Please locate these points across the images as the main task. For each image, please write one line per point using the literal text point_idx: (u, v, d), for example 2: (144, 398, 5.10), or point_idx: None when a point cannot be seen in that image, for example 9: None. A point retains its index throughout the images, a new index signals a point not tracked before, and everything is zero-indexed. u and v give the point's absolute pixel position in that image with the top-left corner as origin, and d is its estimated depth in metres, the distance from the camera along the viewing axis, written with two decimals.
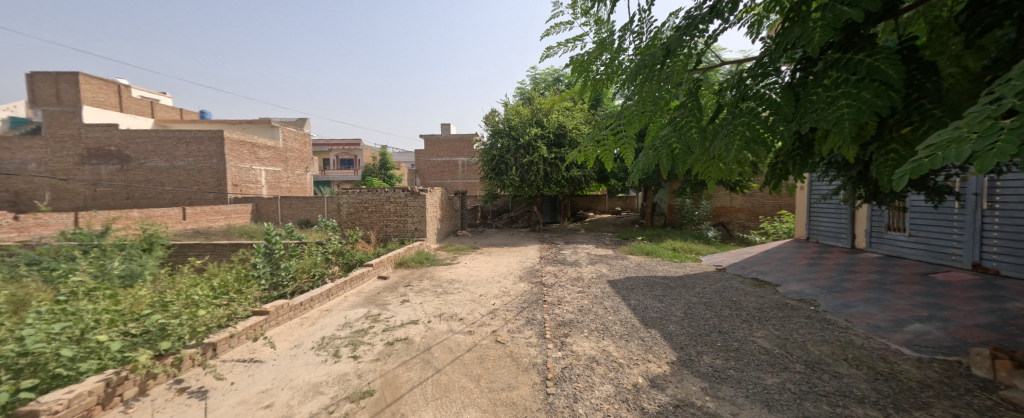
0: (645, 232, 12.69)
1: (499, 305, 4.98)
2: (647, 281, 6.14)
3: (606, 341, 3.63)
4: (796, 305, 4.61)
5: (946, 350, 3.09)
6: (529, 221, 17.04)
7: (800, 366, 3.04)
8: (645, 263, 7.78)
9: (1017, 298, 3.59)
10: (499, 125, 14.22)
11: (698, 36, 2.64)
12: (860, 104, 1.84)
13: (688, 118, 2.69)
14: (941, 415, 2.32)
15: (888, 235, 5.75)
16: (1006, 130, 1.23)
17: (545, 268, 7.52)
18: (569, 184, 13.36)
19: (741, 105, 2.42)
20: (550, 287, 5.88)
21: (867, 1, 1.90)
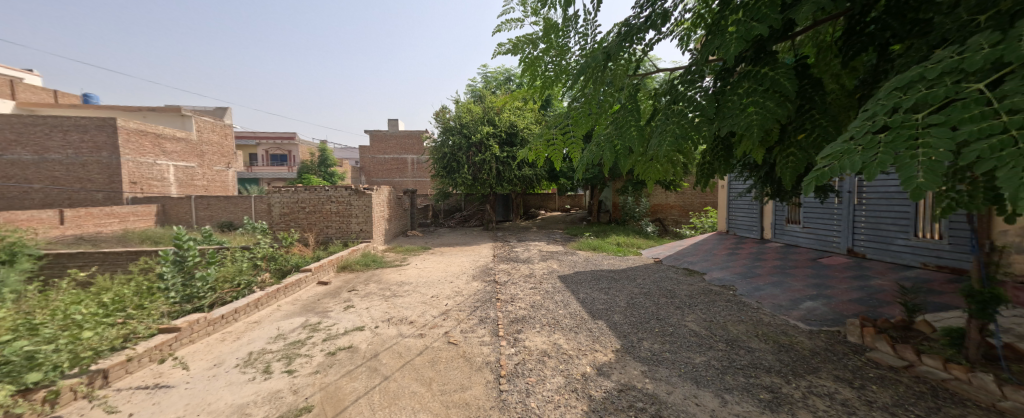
0: (591, 228, 13.34)
1: (452, 305, 4.90)
2: (594, 275, 6.46)
3: (556, 334, 3.77)
4: (719, 291, 5.20)
5: (829, 322, 3.72)
6: (481, 220, 16.97)
7: (722, 344, 3.44)
8: (592, 258, 8.20)
9: (877, 276, 4.43)
10: (449, 122, 13.97)
11: (636, 42, 2.86)
12: (767, 110, 2.13)
13: (627, 119, 2.90)
14: (826, 377, 2.79)
15: (787, 227, 6.72)
16: (882, 144, 1.50)
17: (499, 266, 7.56)
18: (521, 183, 13.54)
19: (672, 109, 2.67)
20: (504, 285, 5.93)
21: (771, 20, 2.20)
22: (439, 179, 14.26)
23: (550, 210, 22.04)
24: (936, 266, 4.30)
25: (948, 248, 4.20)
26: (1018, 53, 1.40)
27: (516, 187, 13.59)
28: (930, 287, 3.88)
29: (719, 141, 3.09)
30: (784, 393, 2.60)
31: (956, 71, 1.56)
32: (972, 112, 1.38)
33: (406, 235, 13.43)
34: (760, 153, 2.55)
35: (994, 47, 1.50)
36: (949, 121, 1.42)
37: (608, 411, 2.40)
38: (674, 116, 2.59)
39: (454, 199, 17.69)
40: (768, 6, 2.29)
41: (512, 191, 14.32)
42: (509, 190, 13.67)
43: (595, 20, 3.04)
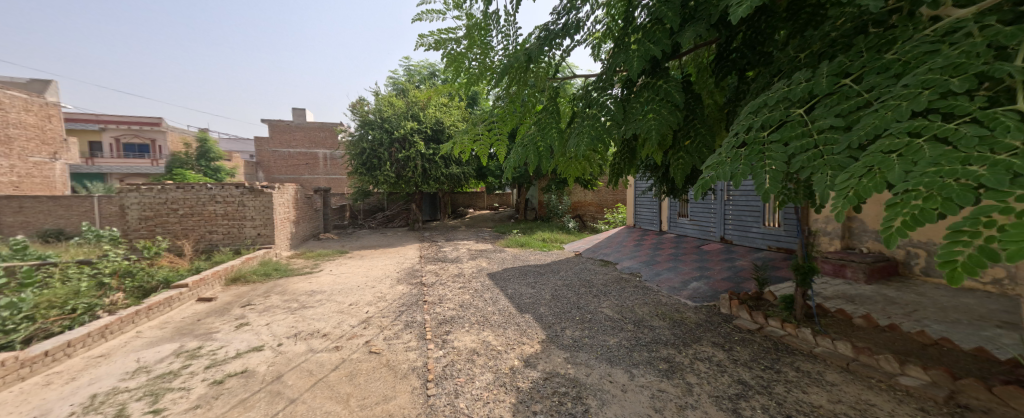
0: (518, 226, 13.67)
1: (373, 313, 4.54)
2: (521, 270, 6.66)
3: (485, 332, 3.79)
4: (627, 278, 5.82)
5: (708, 298, 4.48)
6: (406, 220, 16.09)
7: (630, 325, 3.87)
8: (519, 254, 8.46)
9: (740, 258, 5.48)
10: (369, 116, 12.92)
11: (554, 48, 3.02)
12: (663, 118, 2.47)
13: (548, 120, 3.06)
14: (706, 344, 3.35)
15: (678, 220, 7.86)
16: (744, 157, 1.86)
17: (426, 267, 7.26)
18: (449, 182, 13.13)
19: (587, 113, 2.91)
20: (432, 286, 5.72)
21: (663, 41, 2.54)
22: (356, 176, 13.09)
23: (479, 209, 21.99)
24: (777, 248, 5.50)
25: (784, 233, 5.40)
26: (821, 87, 1.87)
27: (442, 185, 13.19)
28: (772, 265, 4.95)
29: (626, 144, 3.47)
30: (677, 361, 3.04)
31: (786, 98, 2.02)
32: (796, 131, 1.80)
33: (317, 239, 12.01)
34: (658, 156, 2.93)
35: (808, 82, 1.97)
36: (783, 138, 1.83)
37: (534, 400, 2.51)
38: (588, 120, 2.82)
39: (374, 198, 16.41)
40: (660, 29, 2.64)
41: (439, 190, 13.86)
42: (436, 188, 13.21)
43: (516, 21, 3.13)
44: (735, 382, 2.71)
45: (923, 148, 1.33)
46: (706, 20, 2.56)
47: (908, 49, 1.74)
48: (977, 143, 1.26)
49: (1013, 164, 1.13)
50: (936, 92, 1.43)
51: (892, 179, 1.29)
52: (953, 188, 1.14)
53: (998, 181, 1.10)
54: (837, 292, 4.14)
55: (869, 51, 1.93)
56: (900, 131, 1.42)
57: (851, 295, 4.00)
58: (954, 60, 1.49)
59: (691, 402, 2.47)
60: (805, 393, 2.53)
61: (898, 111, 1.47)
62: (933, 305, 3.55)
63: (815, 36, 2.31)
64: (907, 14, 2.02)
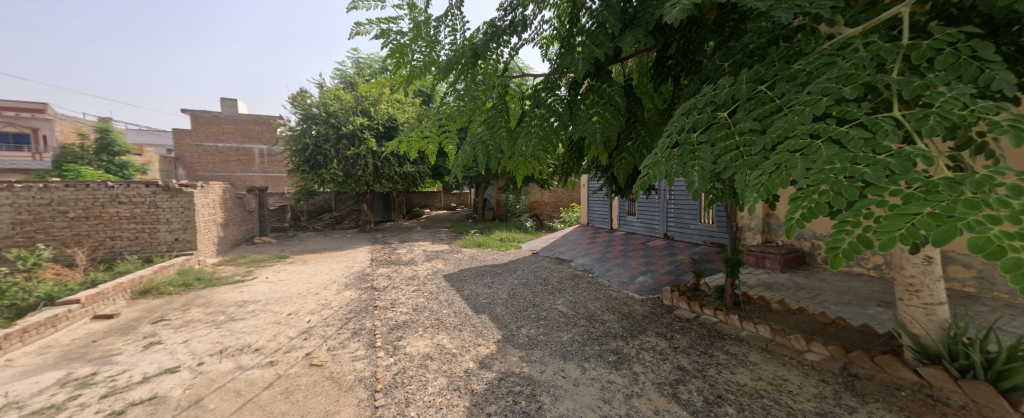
0: (475, 226, 13.52)
1: (316, 322, 4.21)
2: (478, 271, 6.61)
3: (440, 335, 3.69)
4: (579, 275, 6.04)
5: (653, 291, 4.79)
6: (355, 221, 15.20)
7: (583, 320, 4.01)
8: (476, 254, 8.39)
9: (680, 253, 5.94)
10: (312, 109, 11.97)
11: (502, 45, 3.04)
12: (606, 120, 2.60)
13: (497, 119, 3.06)
14: (650, 334, 3.58)
15: (627, 218, 8.31)
16: (677, 156, 2.02)
17: (377, 270, 6.89)
18: (403, 181, 12.61)
19: (535, 113, 2.96)
20: (383, 290, 5.44)
21: (605, 45, 2.65)
22: (298, 174, 12.07)
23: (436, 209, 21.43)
24: (711, 243, 6.03)
25: (717, 229, 5.95)
26: (742, 93, 2.08)
27: (395, 184, 12.62)
28: (706, 259, 5.43)
29: (574, 145, 3.59)
30: (625, 352, 3.22)
31: (713, 103, 2.22)
32: (722, 133, 1.99)
33: (252, 243, 10.89)
34: (603, 156, 3.08)
35: (732, 88, 2.19)
36: (711, 139, 2.01)
37: (489, 401, 2.50)
38: (537, 120, 2.88)
39: (319, 198, 15.25)
40: (603, 33, 2.75)
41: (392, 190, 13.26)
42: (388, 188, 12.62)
43: (462, 15, 3.08)
44: (675, 368, 2.93)
45: (821, 149, 1.52)
46: (644, 27, 2.72)
47: (811, 61, 1.99)
48: (862, 144, 1.46)
49: (888, 163, 1.33)
50: (831, 99, 1.65)
51: (797, 177, 1.46)
52: (840, 184, 1.34)
53: (877, 177, 1.29)
54: (759, 281, 4.66)
55: (781, 61, 2.18)
56: (804, 133, 1.62)
57: (769, 283, 4.52)
58: (846, 72, 1.73)
59: (637, 391, 2.62)
60: (733, 374, 2.81)
61: (802, 116, 1.68)
62: (831, 289, 4.13)
63: (737, 48, 2.56)
64: (809, 31, 2.30)
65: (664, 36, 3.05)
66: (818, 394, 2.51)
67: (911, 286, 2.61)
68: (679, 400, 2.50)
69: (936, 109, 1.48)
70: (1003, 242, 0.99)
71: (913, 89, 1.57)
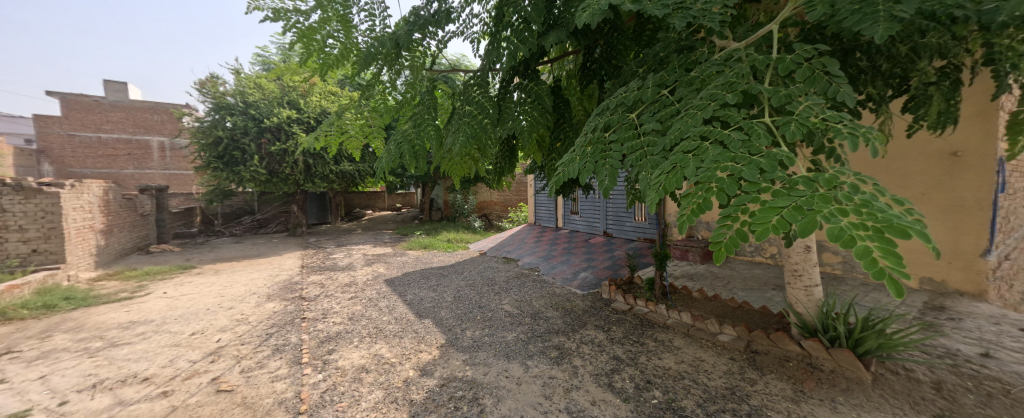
0: (421, 228, 13.05)
1: (228, 341, 3.71)
2: (423, 273, 6.39)
3: (378, 344, 3.49)
4: (526, 273, 6.15)
5: (592, 286, 5.06)
6: (285, 224, 13.82)
7: (528, 318, 4.09)
8: (422, 256, 8.11)
9: (617, 248, 6.40)
10: (226, 98, 10.50)
11: (426, 36, 3.05)
12: (531, 120, 2.75)
13: (425, 116, 3.13)
14: (589, 328, 3.77)
15: (571, 217, 8.64)
16: (591, 155, 2.19)
17: (309, 278, 6.31)
18: (341, 180, 11.74)
19: (465, 109, 2.98)
20: (314, 300, 4.99)
21: (529, 44, 2.73)
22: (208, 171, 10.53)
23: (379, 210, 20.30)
24: (645, 238, 6.52)
25: (649, 226, 6.44)
26: (647, 97, 2.30)
27: (332, 184, 11.60)
28: (639, 254, 5.86)
29: (505, 143, 3.68)
30: (567, 346, 3.36)
31: (624, 105, 2.42)
32: (630, 133, 2.18)
33: (147, 251, 9.29)
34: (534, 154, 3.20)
35: (641, 91, 2.40)
36: (620, 139, 2.19)
37: (428, 410, 2.42)
38: (465, 117, 2.92)
39: (238, 199, 13.53)
40: (529, 31, 2.80)
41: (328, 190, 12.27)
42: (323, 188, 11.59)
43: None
44: (610, 358, 3.12)
45: (707, 149, 1.71)
46: (567, 28, 2.83)
47: (704, 69, 2.23)
48: (741, 145, 1.67)
49: (761, 163, 1.53)
50: (717, 104, 1.88)
51: (689, 175, 1.61)
52: (724, 181, 1.51)
53: (752, 175, 1.47)
54: (683, 272, 5.17)
55: (682, 68, 2.42)
56: (695, 134, 1.79)
57: (691, 274, 5.04)
58: (730, 80, 1.98)
59: (576, 384, 2.74)
60: (660, 359, 3.09)
61: (694, 119, 1.87)
62: (739, 277, 4.72)
63: (650, 54, 2.77)
64: (706, 42, 2.57)
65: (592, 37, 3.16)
66: (728, 370, 2.85)
67: (796, 271, 3.08)
68: (614, 389, 2.66)
69: (797, 116, 1.75)
70: (850, 231, 1.19)
71: (779, 99, 1.84)
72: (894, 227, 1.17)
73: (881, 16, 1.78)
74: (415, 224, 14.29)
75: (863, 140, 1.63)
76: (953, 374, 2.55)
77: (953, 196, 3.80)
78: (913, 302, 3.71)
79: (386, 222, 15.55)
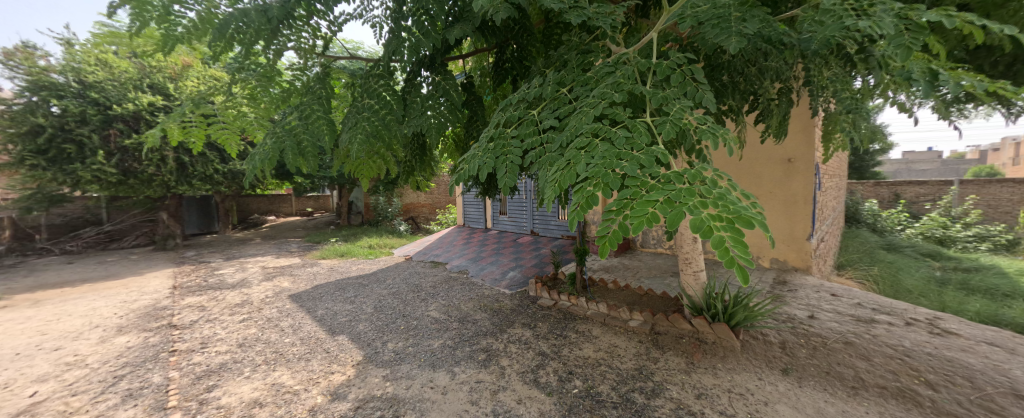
0: (338, 234, 11.97)
1: (50, 394, 2.91)
2: (338, 285, 5.85)
3: (276, 372, 3.09)
4: (454, 277, 6.03)
5: (520, 284, 5.19)
6: (151, 237, 11.52)
7: (456, 323, 4.01)
8: (337, 266, 7.44)
9: (542, 247, 6.63)
10: (50, 75, 7.93)
11: (314, 15, 2.85)
12: (438, 115, 2.70)
13: (313, 108, 2.80)
14: (516, 326, 3.85)
15: (500, 217, 8.72)
16: (494, 151, 2.23)
17: (186, 301, 5.31)
18: (230, 181, 10.62)
19: (362, 101, 2.77)
20: (190, 327, 4.21)
21: (430, 36, 2.65)
22: (22, 171, 8.08)
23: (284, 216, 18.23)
24: (568, 236, 6.91)
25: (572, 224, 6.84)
26: (547, 93, 2.43)
27: (217, 185, 10.43)
28: (563, 251, 6.20)
29: (415, 140, 3.55)
30: (494, 347, 3.38)
31: (527, 100, 2.54)
32: (531, 130, 2.29)
33: None
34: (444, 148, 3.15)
35: (542, 88, 2.54)
36: (521, 135, 2.30)
37: None
38: (363, 112, 2.71)
39: (77, 205, 10.68)
40: (431, 21, 2.71)
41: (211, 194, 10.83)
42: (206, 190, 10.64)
43: None
44: (536, 354, 3.23)
45: (594, 145, 1.82)
46: (472, 22, 2.76)
47: (598, 70, 2.40)
48: (625, 142, 1.81)
49: (640, 159, 1.66)
50: (606, 102, 2.02)
51: (579, 171, 1.69)
52: (609, 176, 1.59)
53: (631, 170, 1.59)
54: (602, 265, 5.60)
55: (580, 68, 2.58)
56: (588, 131, 1.91)
57: (608, 267, 5.49)
58: (617, 81, 2.16)
59: (503, 384, 2.76)
60: (580, 349, 3.30)
61: (587, 116, 2.00)
62: (647, 267, 5.29)
63: (555, 57, 2.89)
64: (602, 48, 2.77)
65: (502, 36, 3.21)
66: (636, 353, 3.17)
67: (687, 260, 3.51)
68: (539, 384, 2.76)
69: (671, 117, 1.96)
70: (710, 223, 1.32)
71: (657, 100, 2.06)
72: (744, 218, 1.32)
73: (733, 31, 2.08)
74: (331, 229, 13.06)
75: (720, 139, 1.90)
76: (793, 334, 3.19)
77: (791, 194, 4.73)
78: (769, 279, 4.58)
79: (294, 229, 13.89)
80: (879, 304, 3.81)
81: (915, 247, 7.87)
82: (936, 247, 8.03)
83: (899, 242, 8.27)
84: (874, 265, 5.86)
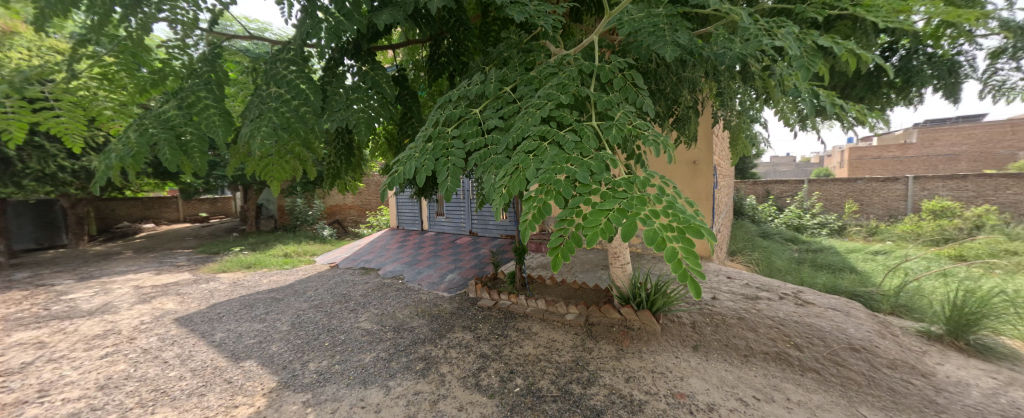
0: (244, 242, 10.60)
1: None
2: (244, 302, 5.13)
3: (159, 413, 2.60)
4: (388, 283, 5.70)
5: (459, 286, 5.09)
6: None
7: (390, 333, 3.79)
8: (243, 280, 6.54)
9: (481, 247, 6.62)
10: None
11: None
12: (366, 110, 2.52)
13: (199, 94, 2.28)
14: (454, 331, 3.75)
15: (437, 218, 8.46)
16: (434, 153, 2.12)
17: (22, 337, 4.20)
18: (80, 180, 8.89)
19: (267, 89, 2.41)
20: (27, 372, 3.34)
21: (354, 21, 2.44)
22: None
23: (166, 223, 15.74)
24: (507, 235, 6.99)
25: (510, 223, 6.93)
26: (490, 91, 2.40)
27: (61, 185, 8.64)
28: (502, 250, 6.24)
29: (340, 137, 3.27)
30: (432, 355, 3.25)
31: (468, 97, 2.47)
32: (474, 129, 2.24)
33: None
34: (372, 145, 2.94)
35: (484, 85, 2.48)
36: (463, 135, 2.23)
37: None
38: (271, 101, 2.34)
39: None
40: (356, 6, 2.49)
41: (51, 195, 8.82)
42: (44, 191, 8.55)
43: None
44: (477, 357, 3.18)
45: (542, 149, 1.83)
46: (404, 9, 2.58)
47: (542, 70, 2.44)
48: (574, 147, 1.85)
49: (590, 165, 1.70)
50: (553, 104, 2.05)
51: (530, 177, 1.69)
52: (561, 183, 1.60)
53: (583, 177, 1.61)
54: (540, 263, 5.74)
55: (521, 67, 2.59)
56: (535, 134, 1.92)
57: (546, 264, 5.66)
58: (562, 82, 2.19)
59: (443, 393, 2.66)
60: (520, 347, 3.32)
61: (534, 118, 2.00)
62: (580, 262, 5.57)
63: (495, 54, 2.88)
64: (540, 48, 2.80)
65: (438, 28, 3.08)
66: (574, 345, 3.29)
67: (616, 254, 3.73)
68: (481, 387, 2.72)
69: (616, 122, 2.07)
70: (663, 234, 1.37)
71: (603, 104, 2.15)
72: (692, 227, 1.40)
73: (668, 40, 2.24)
74: (236, 237, 11.53)
75: (659, 144, 2.04)
76: (700, 315, 3.58)
77: (696, 193, 5.35)
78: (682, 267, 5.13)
79: (181, 240, 11.92)
80: (761, 283, 4.48)
81: (782, 234, 9.50)
82: (796, 235, 9.78)
83: (771, 230, 9.89)
84: (755, 251, 6.94)
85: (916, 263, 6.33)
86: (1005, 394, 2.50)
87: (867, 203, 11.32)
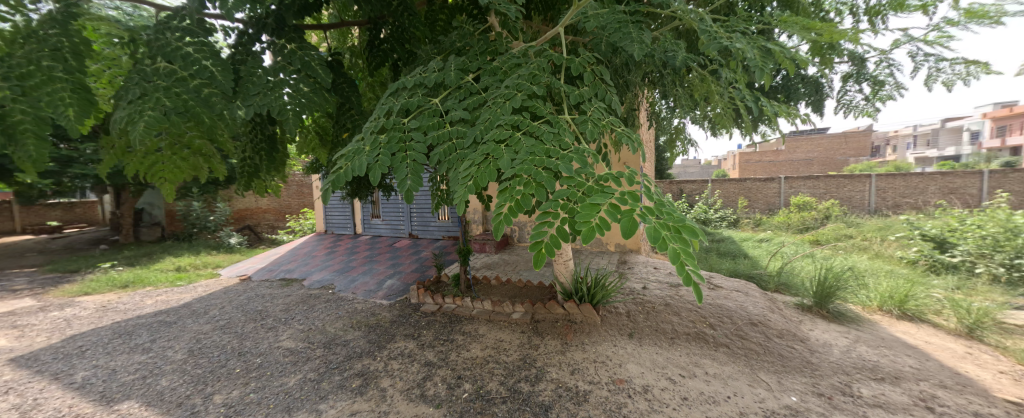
0: (119, 257, 8.88)
1: None
2: (119, 332, 4.28)
3: None
4: (316, 294, 5.19)
5: (400, 292, 4.84)
6: None
7: (319, 350, 3.45)
8: (115, 303, 5.47)
9: (421, 249, 6.38)
10: None
11: None
12: (296, 95, 2.26)
13: (45, 61, 1.72)
14: (394, 341, 3.52)
15: (372, 221, 7.95)
16: (392, 146, 1.96)
17: None
18: None
19: (147, 66, 2.02)
20: None
21: None
22: None
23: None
24: (449, 237, 6.84)
25: (452, 224, 6.78)
26: (452, 79, 2.30)
27: None
28: (444, 252, 6.07)
29: (259, 128, 2.92)
30: (368, 369, 3.03)
31: (426, 86, 2.34)
32: (434, 121, 2.13)
33: None
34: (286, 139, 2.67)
35: (443, 73, 2.37)
36: (423, 127, 2.10)
37: None
38: (158, 79, 1.97)
39: None
40: None
41: None
42: None
43: None
44: (421, 366, 3.03)
45: (517, 140, 1.79)
46: None
47: (505, 61, 2.41)
48: (553, 139, 1.84)
49: (572, 158, 1.70)
50: (524, 94, 2.04)
51: (505, 168, 1.63)
52: (541, 175, 1.57)
53: (566, 169, 1.60)
54: (485, 263, 5.70)
55: (481, 56, 2.53)
56: (507, 123, 1.88)
57: (490, 264, 5.63)
58: (533, 72, 2.17)
59: (384, 409, 2.49)
60: (468, 351, 3.24)
61: (504, 108, 1.98)
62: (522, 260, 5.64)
63: (447, 43, 2.78)
64: (491, 38, 2.76)
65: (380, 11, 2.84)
66: (523, 343, 3.29)
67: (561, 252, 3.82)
68: (426, 398, 2.59)
69: (590, 117, 2.12)
70: (662, 233, 1.36)
71: (575, 98, 2.20)
72: (686, 226, 1.43)
73: (633, 37, 2.38)
74: (107, 251, 9.61)
75: (629, 141, 2.11)
76: (634, 304, 3.82)
77: None
78: (614, 260, 5.45)
79: (24, 257, 9.61)
80: None
81: None
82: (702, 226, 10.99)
83: None
84: None
85: (789, 247, 7.53)
86: (855, 349, 3.07)
87: (753, 199, 13.04)
